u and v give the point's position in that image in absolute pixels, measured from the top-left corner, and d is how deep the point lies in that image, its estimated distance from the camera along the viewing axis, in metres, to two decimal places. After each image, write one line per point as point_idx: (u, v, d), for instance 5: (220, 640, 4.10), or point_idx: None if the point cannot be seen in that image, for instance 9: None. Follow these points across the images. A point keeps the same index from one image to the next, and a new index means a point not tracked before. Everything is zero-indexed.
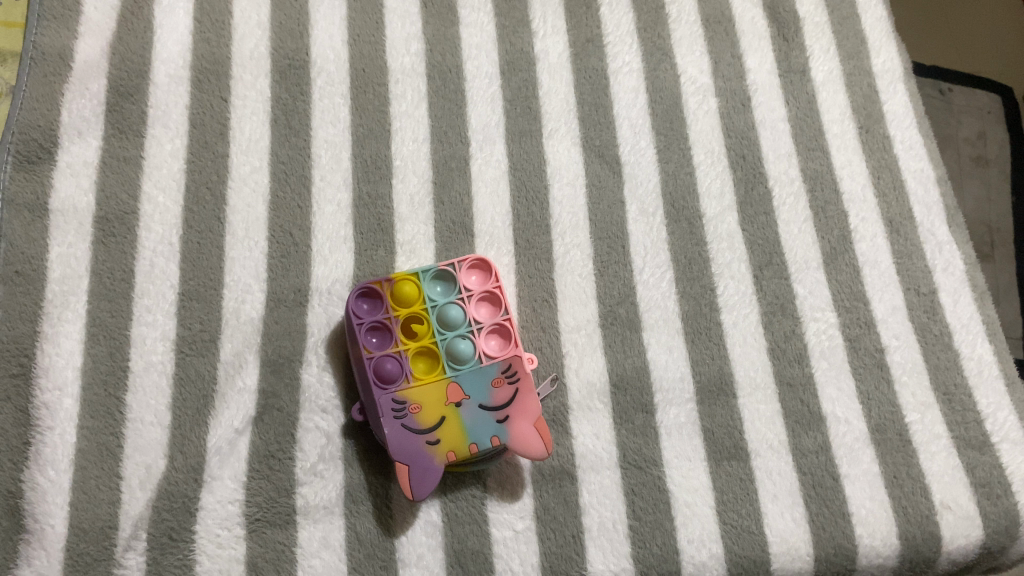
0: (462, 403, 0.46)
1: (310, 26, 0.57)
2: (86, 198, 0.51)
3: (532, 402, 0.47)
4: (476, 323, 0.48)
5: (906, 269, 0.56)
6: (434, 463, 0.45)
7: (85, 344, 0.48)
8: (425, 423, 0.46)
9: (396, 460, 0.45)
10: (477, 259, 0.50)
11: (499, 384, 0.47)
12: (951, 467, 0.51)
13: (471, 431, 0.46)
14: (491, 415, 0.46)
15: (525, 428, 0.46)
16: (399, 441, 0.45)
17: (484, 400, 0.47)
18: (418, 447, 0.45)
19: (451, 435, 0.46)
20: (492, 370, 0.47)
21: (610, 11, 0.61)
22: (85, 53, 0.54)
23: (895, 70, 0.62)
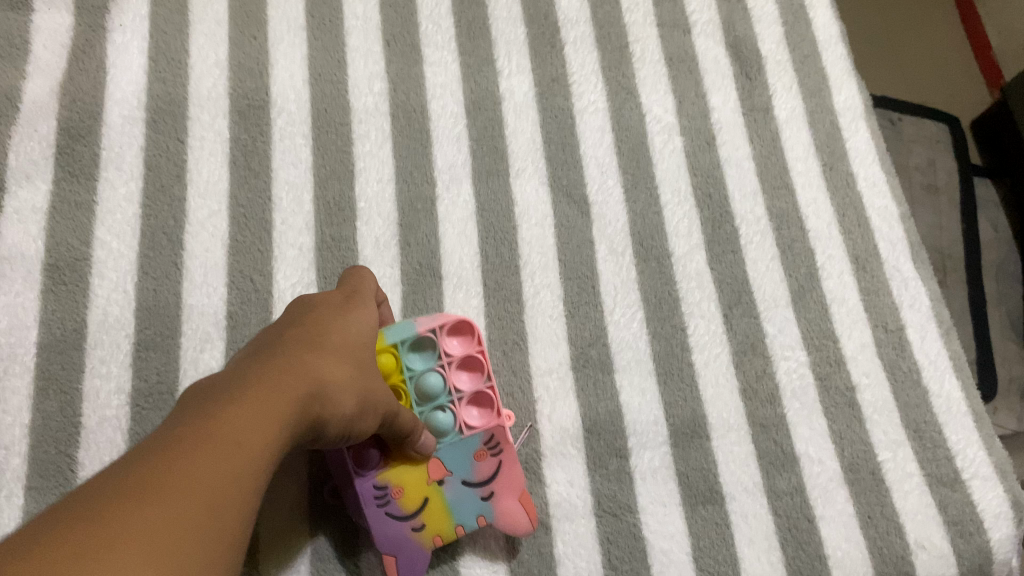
0: (445, 480, 0.45)
1: (270, 65, 0.56)
2: (35, 244, 0.49)
3: (516, 476, 0.46)
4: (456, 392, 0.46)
5: (873, 306, 0.56)
6: (420, 550, 0.45)
7: (34, 399, 0.45)
8: (409, 508, 0.45)
9: (381, 550, 0.45)
10: (457, 322, 0.46)
11: (480, 456, 0.46)
12: (924, 505, 0.51)
13: (454, 509, 0.45)
14: (475, 491, 0.46)
15: (511, 505, 0.46)
16: (383, 529, 0.44)
17: (468, 475, 0.46)
18: (404, 534, 0.45)
19: (434, 517, 0.45)
20: (473, 442, 0.46)
21: (574, 50, 0.61)
22: (35, 94, 0.52)
23: (856, 107, 0.62)
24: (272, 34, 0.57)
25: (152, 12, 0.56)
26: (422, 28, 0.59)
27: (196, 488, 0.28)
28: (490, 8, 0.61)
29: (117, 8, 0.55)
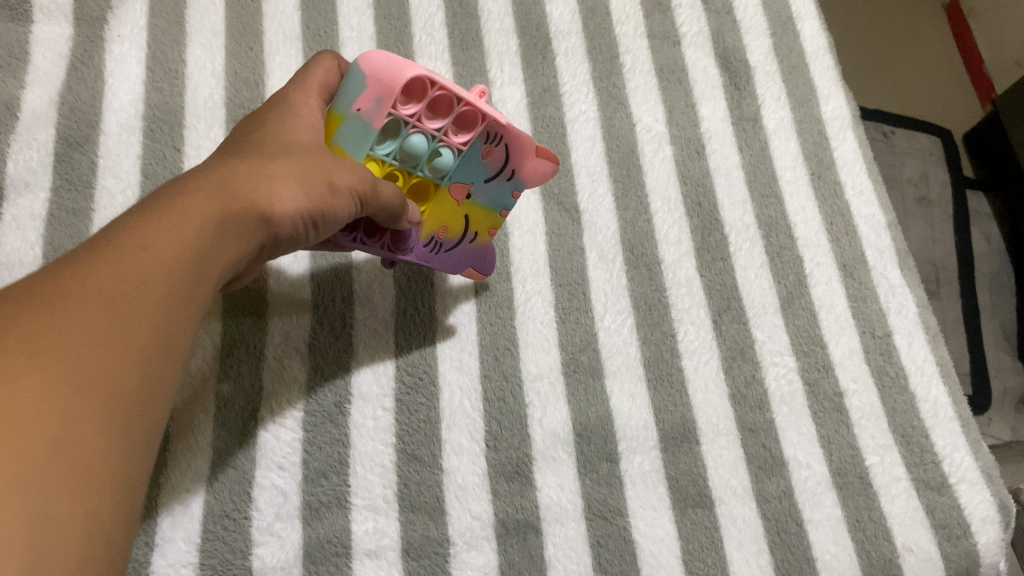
0: (470, 189, 0.46)
1: (266, 75, 0.57)
2: (33, 251, 0.49)
3: (522, 136, 0.44)
4: (443, 130, 0.42)
5: (861, 312, 0.57)
6: (486, 249, 0.50)
7: None
8: (454, 235, 0.48)
9: (460, 271, 0.50)
10: (405, 79, 0.39)
11: (483, 143, 0.44)
12: (911, 509, 0.52)
13: (492, 204, 0.48)
14: (497, 178, 0.46)
15: (532, 163, 0.46)
16: (450, 263, 0.49)
17: (482, 171, 0.45)
18: (467, 250, 0.49)
19: (474, 212, 0.48)
20: (475, 146, 0.44)
21: (565, 61, 0.62)
22: (33, 103, 0.53)
23: (844, 117, 0.63)
24: (268, 45, 0.58)
25: (150, 23, 0.57)
26: (416, 39, 0.60)
27: (83, 308, 0.28)
28: (482, 20, 0.62)
29: (115, 20, 0.56)
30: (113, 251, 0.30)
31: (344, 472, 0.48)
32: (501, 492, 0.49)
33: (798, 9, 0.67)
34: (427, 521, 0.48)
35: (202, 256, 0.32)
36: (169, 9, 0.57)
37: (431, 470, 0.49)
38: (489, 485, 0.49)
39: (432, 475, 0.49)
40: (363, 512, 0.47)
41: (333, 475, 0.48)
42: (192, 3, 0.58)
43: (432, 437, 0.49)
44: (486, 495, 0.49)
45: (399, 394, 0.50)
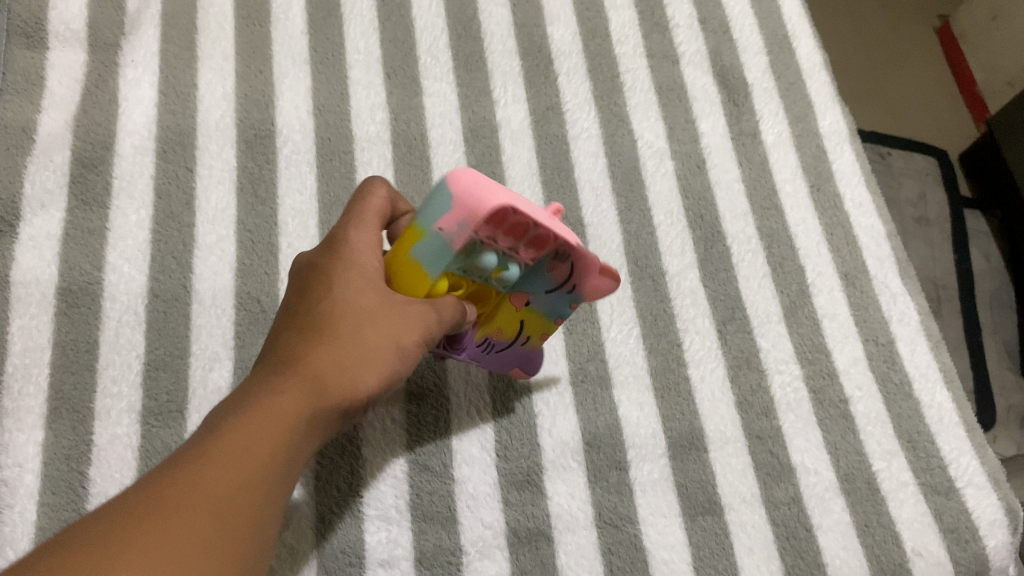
0: (531, 301, 0.44)
1: (276, 97, 0.58)
2: (49, 269, 0.50)
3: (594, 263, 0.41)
4: (520, 254, 0.39)
5: (864, 320, 0.58)
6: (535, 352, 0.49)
7: (47, 418, 0.47)
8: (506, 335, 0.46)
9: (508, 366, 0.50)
10: (489, 208, 0.36)
11: (557, 279, 0.42)
12: (920, 513, 0.52)
13: (549, 312, 0.45)
14: (564, 299, 0.44)
15: (596, 283, 0.43)
16: (499, 360, 0.49)
17: (548, 288, 0.43)
18: (516, 349, 0.48)
19: (527, 331, 0.46)
20: (542, 261, 0.41)
21: (567, 80, 0.63)
22: (49, 126, 0.54)
23: (841, 131, 0.65)
24: (277, 68, 0.59)
25: (162, 48, 0.58)
26: (421, 61, 0.62)
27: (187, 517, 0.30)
28: (486, 43, 0.63)
29: (128, 45, 0.58)
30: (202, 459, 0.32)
31: (356, 483, 0.48)
32: (512, 501, 0.49)
33: (793, 27, 0.69)
34: (440, 530, 0.48)
35: (273, 433, 0.34)
36: (180, 34, 0.59)
37: (443, 480, 0.49)
38: (500, 494, 0.49)
39: (443, 485, 0.49)
40: (376, 522, 0.48)
41: (345, 487, 0.48)
42: (203, 29, 0.60)
43: (443, 447, 0.50)
44: (498, 504, 0.49)
45: (409, 405, 0.51)
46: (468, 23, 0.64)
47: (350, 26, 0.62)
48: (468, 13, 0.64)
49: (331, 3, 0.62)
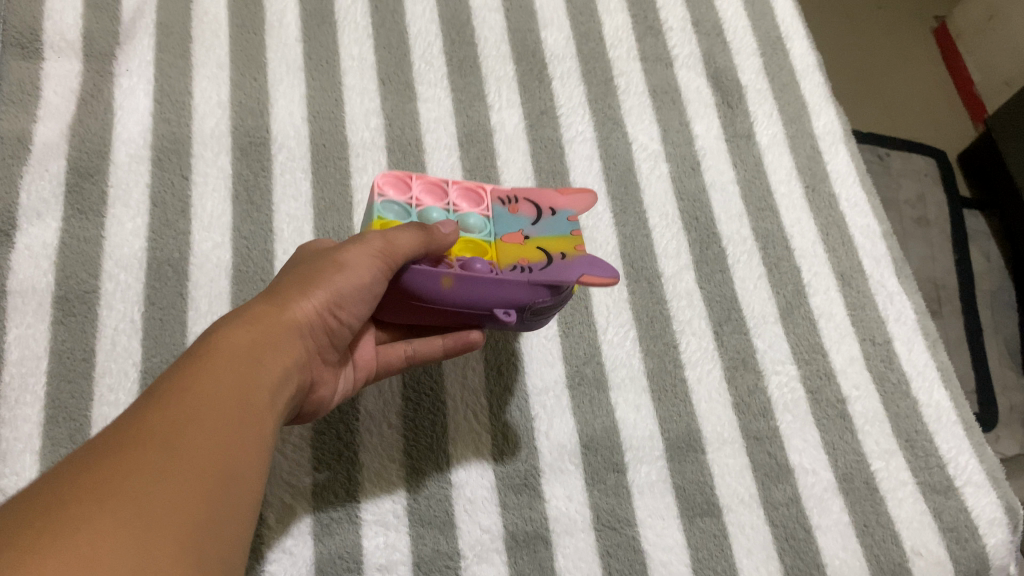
0: (524, 232, 0.45)
1: (270, 104, 0.58)
2: (46, 278, 0.50)
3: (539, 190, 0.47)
4: (452, 204, 0.46)
5: (860, 320, 0.58)
6: (585, 255, 0.43)
7: (44, 426, 0.47)
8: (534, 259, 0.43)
9: (570, 277, 0.41)
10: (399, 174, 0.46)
11: (509, 204, 0.46)
12: (919, 512, 0.52)
13: (557, 232, 0.45)
14: (547, 217, 0.46)
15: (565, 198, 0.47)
16: (551, 275, 0.41)
17: (526, 221, 0.45)
18: (558, 263, 0.42)
19: (549, 247, 0.44)
20: (496, 209, 0.46)
21: (561, 84, 0.63)
22: (45, 136, 0.54)
23: (835, 132, 0.65)
24: (272, 75, 0.59)
25: (157, 57, 0.58)
26: (415, 67, 0.62)
27: (156, 462, 0.28)
28: (480, 48, 0.64)
29: (123, 54, 0.58)
30: (167, 405, 0.30)
31: (353, 489, 0.48)
32: (510, 505, 0.49)
33: (786, 29, 0.69)
34: (438, 535, 0.48)
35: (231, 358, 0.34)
36: (175, 43, 0.59)
37: (441, 484, 0.49)
38: (498, 497, 0.49)
39: (441, 489, 0.49)
40: (374, 526, 0.48)
41: (343, 492, 0.48)
42: (197, 37, 0.60)
43: (440, 451, 0.50)
44: (496, 507, 0.49)
45: (406, 410, 0.51)
46: (462, 28, 0.64)
47: (345, 33, 0.62)
48: (461, 18, 0.64)
49: (324, 11, 0.62)
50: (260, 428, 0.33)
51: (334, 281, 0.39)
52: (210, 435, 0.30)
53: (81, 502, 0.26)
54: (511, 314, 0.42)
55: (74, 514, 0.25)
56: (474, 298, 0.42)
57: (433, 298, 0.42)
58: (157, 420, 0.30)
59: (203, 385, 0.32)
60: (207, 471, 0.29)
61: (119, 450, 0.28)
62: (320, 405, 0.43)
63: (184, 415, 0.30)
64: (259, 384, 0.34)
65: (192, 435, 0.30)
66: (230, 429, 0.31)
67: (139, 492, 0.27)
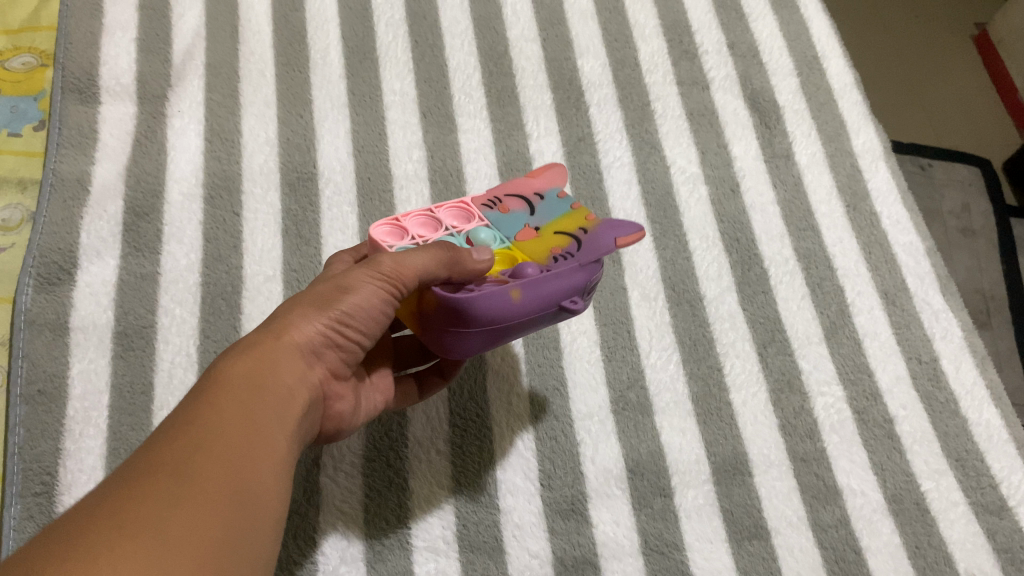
0: (532, 224, 0.44)
1: (316, 140, 0.60)
2: (106, 314, 0.52)
3: (509, 185, 0.47)
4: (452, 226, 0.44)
5: (905, 339, 0.57)
6: (599, 222, 0.44)
7: (107, 458, 0.48)
8: (564, 242, 0.43)
9: (609, 245, 0.42)
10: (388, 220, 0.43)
11: (495, 207, 0.45)
12: (972, 533, 0.51)
13: (558, 212, 0.45)
14: (536, 204, 0.46)
15: (536, 184, 0.47)
16: (593, 253, 0.41)
17: (525, 215, 0.45)
18: (587, 237, 0.43)
19: (565, 229, 0.44)
20: (491, 213, 0.45)
21: (599, 111, 0.64)
22: (103, 177, 0.57)
23: (875, 150, 0.65)
24: (317, 112, 0.61)
25: (206, 98, 0.61)
26: (456, 99, 0.63)
27: (169, 491, 0.29)
28: (518, 78, 0.65)
29: (175, 96, 0.60)
30: (177, 437, 0.31)
31: (404, 515, 0.49)
32: (558, 530, 0.50)
33: (822, 48, 0.69)
34: (487, 561, 0.48)
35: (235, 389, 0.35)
36: (224, 83, 0.61)
37: (489, 510, 0.50)
38: (545, 522, 0.50)
39: (490, 515, 0.50)
40: (424, 553, 0.48)
41: (393, 518, 0.49)
42: (245, 77, 0.62)
43: (488, 478, 0.51)
44: (544, 533, 0.49)
45: (452, 437, 0.52)
46: (500, 59, 0.65)
47: (386, 68, 0.64)
48: (499, 50, 0.66)
49: (366, 47, 0.64)
50: (273, 449, 0.34)
51: (341, 302, 0.39)
52: (221, 462, 0.31)
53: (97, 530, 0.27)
54: (578, 300, 0.41)
55: (90, 542, 0.26)
56: (542, 298, 0.40)
57: (504, 320, 0.39)
58: (168, 453, 0.31)
59: (211, 415, 0.33)
60: (222, 500, 0.30)
61: (133, 483, 0.29)
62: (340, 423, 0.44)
63: (195, 445, 0.31)
64: (265, 406, 0.35)
65: (204, 465, 0.30)
66: (242, 454, 0.32)
67: (154, 519, 0.28)
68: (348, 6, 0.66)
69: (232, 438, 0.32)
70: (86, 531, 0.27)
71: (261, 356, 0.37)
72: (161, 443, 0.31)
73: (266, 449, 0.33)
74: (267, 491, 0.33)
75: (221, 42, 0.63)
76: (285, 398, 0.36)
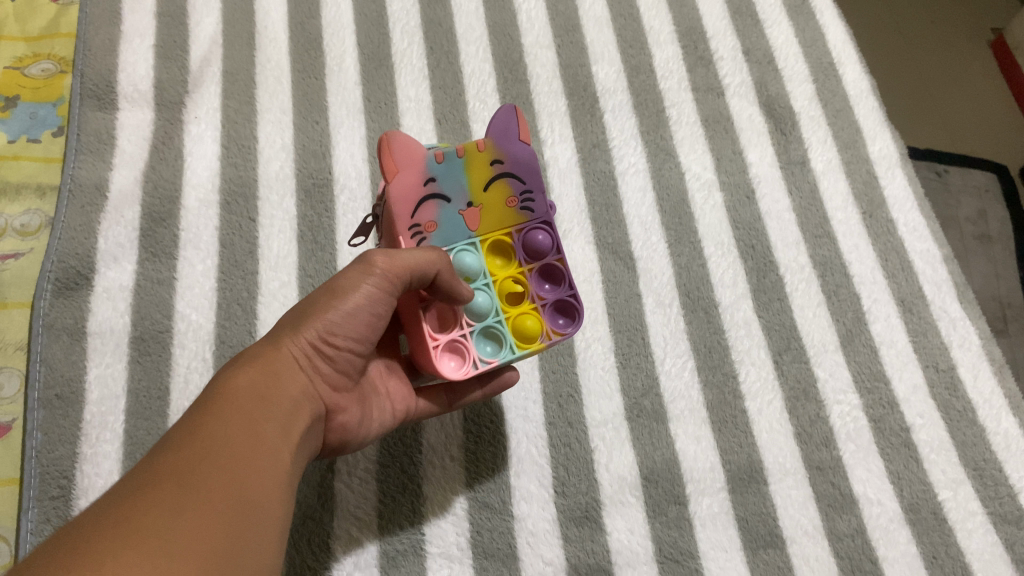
0: (465, 207, 0.44)
1: (332, 147, 0.60)
2: (123, 319, 0.53)
3: (396, 196, 0.42)
4: None
5: (922, 347, 0.57)
6: (502, 147, 0.43)
7: (123, 462, 0.49)
8: (505, 185, 0.44)
9: (530, 153, 0.44)
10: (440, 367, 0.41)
11: (422, 227, 0.44)
12: (990, 544, 0.51)
13: (461, 173, 0.43)
14: (439, 187, 0.43)
15: (410, 173, 0.42)
16: (531, 173, 0.44)
17: (450, 207, 0.44)
18: (515, 164, 0.43)
19: (486, 175, 0.43)
20: (434, 235, 0.44)
21: (613, 117, 0.64)
22: (120, 183, 0.57)
23: (891, 156, 0.64)
24: (333, 118, 0.61)
25: (223, 104, 0.61)
26: (470, 105, 0.63)
27: (174, 497, 0.29)
28: (532, 84, 0.65)
29: (192, 103, 0.61)
30: (176, 449, 0.32)
31: (419, 522, 0.49)
32: (572, 538, 0.49)
33: (838, 55, 0.69)
34: (501, 567, 0.48)
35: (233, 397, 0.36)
36: (240, 90, 0.62)
37: (503, 516, 0.50)
38: (559, 530, 0.50)
39: (503, 522, 0.50)
40: (438, 559, 0.48)
41: (407, 524, 0.49)
42: (261, 84, 0.62)
43: (502, 484, 0.51)
44: (558, 540, 0.49)
45: (466, 443, 0.52)
46: (514, 66, 0.65)
47: (401, 74, 0.64)
48: (514, 56, 0.66)
49: (381, 54, 0.64)
50: (274, 459, 0.34)
51: (331, 311, 0.41)
52: (223, 467, 0.32)
53: (108, 537, 0.27)
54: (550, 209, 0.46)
55: (95, 549, 0.27)
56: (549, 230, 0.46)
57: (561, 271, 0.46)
58: (173, 462, 0.31)
59: (215, 425, 0.34)
60: (224, 504, 0.31)
61: (138, 492, 0.29)
62: (345, 431, 0.44)
63: (194, 456, 0.32)
64: (266, 417, 0.36)
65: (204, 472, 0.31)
66: (243, 462, 0.33)
67: (161, 527, 0.28)
68: (363, 13, 0.66)
69: (230, 445, 0.33)
70: (92, 539, 0.27)
71: (258, 369, 0.38)
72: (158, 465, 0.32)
73: (267, 456, 0.34)
74: (268, 494, 0.33)
75: (238, 49, 0.63)
76: (282, 406, 0.37)
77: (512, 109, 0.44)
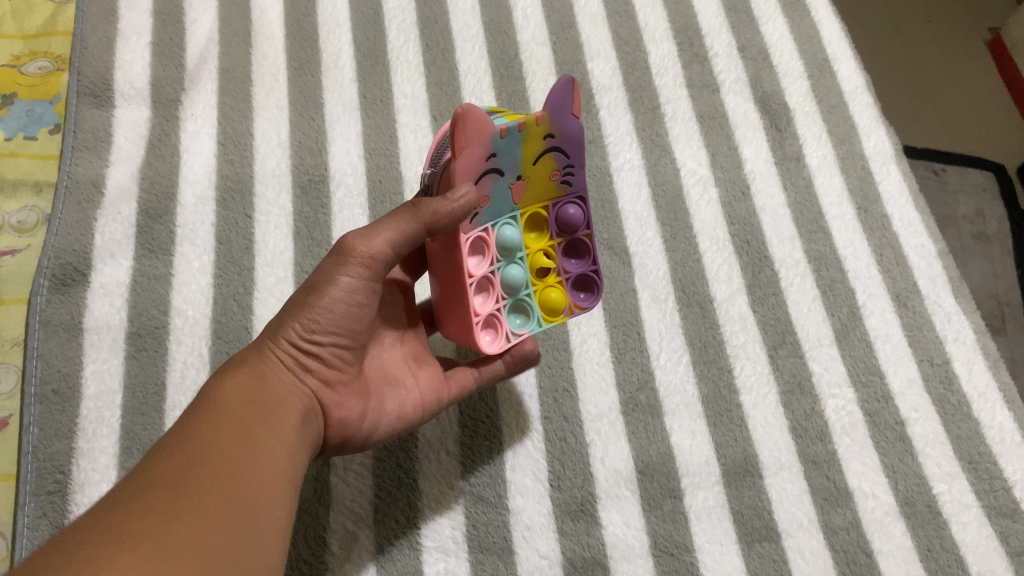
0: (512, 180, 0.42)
1: (328, 143, 0.60)
2: (119, 314, 0.53)
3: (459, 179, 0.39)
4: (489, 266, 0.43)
5: (917, 341, 0.57)
6: (560, 122, 0.40)
7: (119, 457, 0.49)
8: (551, 159, 0.42)
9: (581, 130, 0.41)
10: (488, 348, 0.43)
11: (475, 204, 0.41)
12: (985, 537, 0.51)
13: (515, 149, 0.40)
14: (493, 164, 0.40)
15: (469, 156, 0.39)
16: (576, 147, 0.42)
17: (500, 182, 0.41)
18: (567, 136, 0.41)
19: (536, 150, 0.41)
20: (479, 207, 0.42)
21: (609, 114, 0.64)
22: (117, 180, 0.57)
23: (886, 152, 0.65)
24: (329, 115, 0.62)
25: (220, 101, 0.61)
26: (466, 102, 0.64)
27: (163, 502, 0.30)
28: (528, 81, 0.65)
29: (188, 100, 0.61)
30: (171, 456, 0.32)
31: (415, 515, 0.49)
32: (567, 531, 0.50)
33: (833, 51, 0.69)
34: (497, 561, 0.49)
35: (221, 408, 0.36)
36: (237, 87, 0.62)
37: (499, 510, 0.50)
38: (555, 524, 0.50)
39: (499, 516, 0.50)
40: (434, 553, 0.48)
41: (403, 518, 0.49)
42: (258, 81, 0.62)
43: (497, 478, 0.51)
44: (553, 534, 0.49)
45: (462, 437, 0.52)
46: (510, 63, 0.66)
47: (397, 71, 0.64)
48: (509, 53, 0.66)
49: (378, 51, 0.65)
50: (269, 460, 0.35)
51: (309, 309, 0.41)
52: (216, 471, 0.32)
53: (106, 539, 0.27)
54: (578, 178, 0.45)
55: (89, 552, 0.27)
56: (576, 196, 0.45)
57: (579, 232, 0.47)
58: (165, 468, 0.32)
59: (205, 432, 0.34)
60: (219, 508, 0.31)
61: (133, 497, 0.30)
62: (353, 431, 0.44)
63: (189, 462, 0.32)
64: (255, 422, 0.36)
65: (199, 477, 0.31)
66: (237, 463, 0.33)
67: (156, 526, 0.28)
68: (360, 11, 0.66)
69: (228, 452, 0.33)
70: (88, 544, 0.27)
71: (246, 376, 0.39)
72: (158, 467, 0.32)
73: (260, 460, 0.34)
74: (267, 499, 0.33)
75: (234, 47, 0.64)
76: (269, 409, 0.38)
77: (569, 82, 0.39)
